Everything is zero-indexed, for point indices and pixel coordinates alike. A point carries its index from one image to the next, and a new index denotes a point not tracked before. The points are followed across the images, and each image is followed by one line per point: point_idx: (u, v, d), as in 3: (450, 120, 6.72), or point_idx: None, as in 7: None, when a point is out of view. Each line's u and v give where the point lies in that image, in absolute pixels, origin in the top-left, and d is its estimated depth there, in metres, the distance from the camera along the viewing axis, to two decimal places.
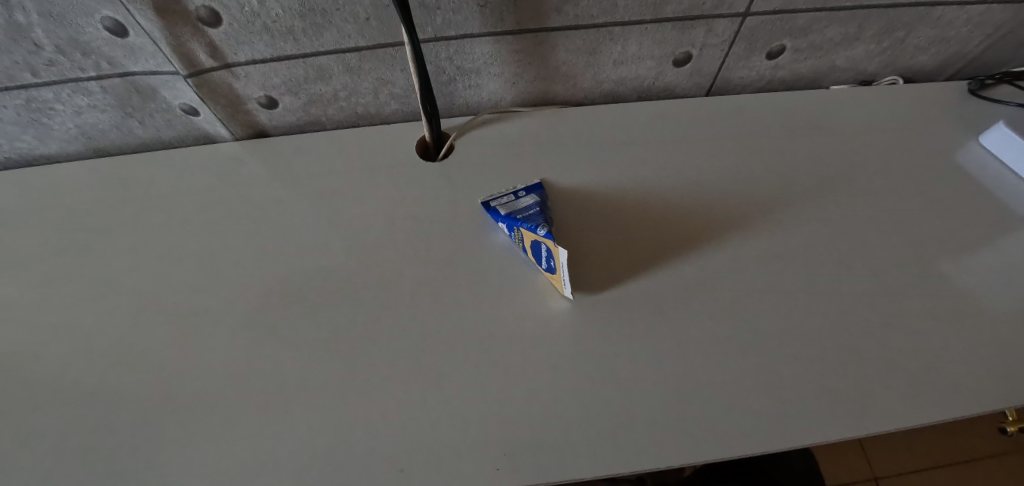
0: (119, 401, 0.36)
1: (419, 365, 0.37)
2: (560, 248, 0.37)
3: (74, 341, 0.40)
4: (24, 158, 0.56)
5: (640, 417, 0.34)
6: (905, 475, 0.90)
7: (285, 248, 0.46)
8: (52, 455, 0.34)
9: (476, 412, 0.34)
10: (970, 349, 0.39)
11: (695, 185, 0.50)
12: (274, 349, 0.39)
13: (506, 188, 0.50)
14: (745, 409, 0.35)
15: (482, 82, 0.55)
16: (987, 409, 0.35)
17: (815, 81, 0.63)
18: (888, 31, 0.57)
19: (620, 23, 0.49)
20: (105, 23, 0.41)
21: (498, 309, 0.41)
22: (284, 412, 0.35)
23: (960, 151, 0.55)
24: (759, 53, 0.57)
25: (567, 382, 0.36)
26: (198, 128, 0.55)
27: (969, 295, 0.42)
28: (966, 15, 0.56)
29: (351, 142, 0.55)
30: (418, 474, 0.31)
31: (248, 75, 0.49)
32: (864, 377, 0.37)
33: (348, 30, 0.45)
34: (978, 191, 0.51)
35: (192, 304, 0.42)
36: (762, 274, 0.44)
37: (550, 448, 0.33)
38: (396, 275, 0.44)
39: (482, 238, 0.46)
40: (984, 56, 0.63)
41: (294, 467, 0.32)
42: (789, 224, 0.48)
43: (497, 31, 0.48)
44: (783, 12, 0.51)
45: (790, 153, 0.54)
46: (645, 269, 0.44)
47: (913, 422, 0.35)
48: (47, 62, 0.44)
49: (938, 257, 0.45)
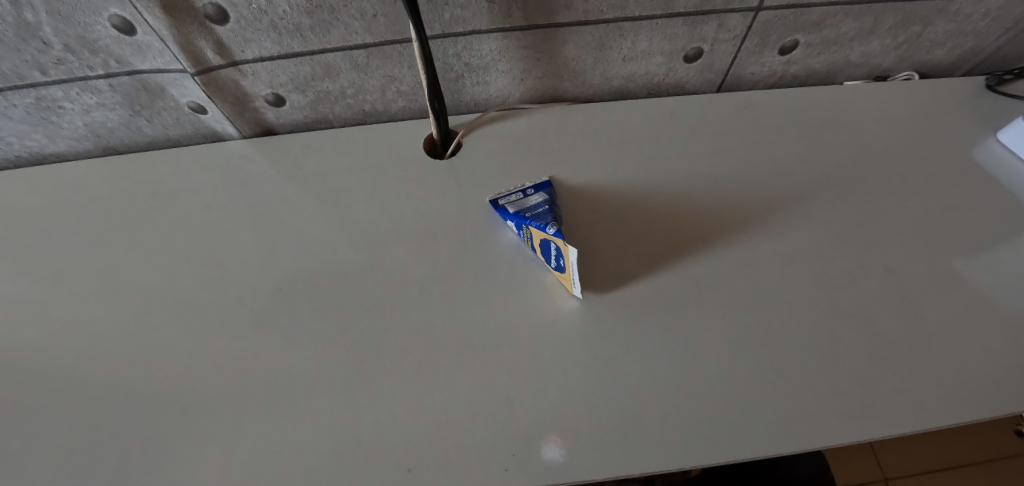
0: (129, 399, 0.37)
1: (426, 364, 0.37)
2: (571, 247, 0.37)
3: (82, 340, 0.41)
4: (34, 157, 0.56)
5: (650, 419, 0.34)
6: (916, 476, 0.89)
7: (293, 245, 0.46)
8: (62, 454, 0.34)
9: (483, 413, 0.34)
10: (988, 352, 0.38)
11: (706, 182, 0.50)
12: (281, 349, 0.39)
13: (515, 185, 0.49)
14: (757, 411, 0.34)
15: (491, 78, 0.54)
16: (1006, 410, 0.35)
17: (829, 76, 0.62)
18: (905, 25, 0.55)
19: (630, 18, 0.48)
20: (113, 21, 0.41)
21: (507, 308, 0.41)
22: (290, 413, 0.35)
23: (976, 148, 0.54)
24: (772, 49, 0.56)
25: (576, 383, 0.35)
26: (206, 126, 0.55)
27: (988, 295, 0.41)
28: (985, 8, 0.55)
29: (358, 139, 0.54)
30: (427, 476, 0.31)
31: (256, 72, 0.49)
32: (877, 380, 0.36)
33: (355, 27, 0.45)
34: (995, 189, 0.50)
35: (200, 302, 0.43)
36: (776, 274, 0.43)
37: (559, 451, 0.32)
38: (403, 274, 0.43)
39: (490, 237, 0.46)
40: (1002, 51, 0.62)
41: (301, 467, 0.32)
42: (803, 223, 0.47)
43: (504, 28, 0.48)
44: (795, 6, 0.50)
45: (803, 150, 0.53)
46: (656, 268, 0.43)
47: (929, 424, 0.34)
48: (56, 61, 0.44)
49: (957, 257, 0.44)
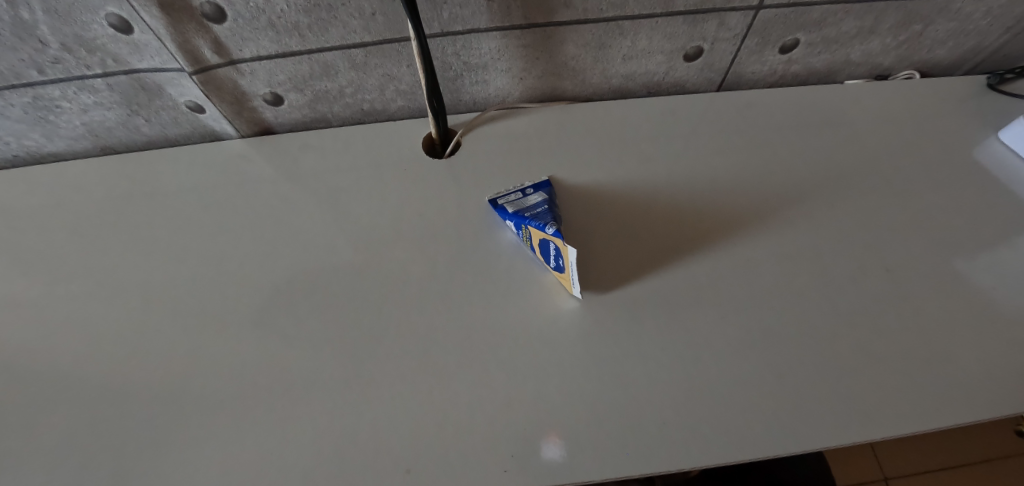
0: (127, 400, 0.36)
1: (425, 364, 0.37)
2: (570, 247, 0.37)
3: (80, 340, 0.40)
4: (31, 156, 0.56)
5: (649, 420, 0.33)
6: (916, 476, 0.89)
7: (291, 245, 0.46)
8: (61, 454, 0.34)
9: (482, 414, 0.34)
10: (988, 352, 0.38)
11: (705, 182, 0.49)
12: (279, 350, 0.39)
13: (514, 185, 0.49)
14: (756, 412, 0.34)
15: (490, 77, 0.54)
16: (1006, 411, 0.34)
17: (830, 75, 0.62)
18: (906, 24, 0.55)
19: (630, 16, 0.48)
20: (110, 20, 0.41)
21: (506, 309, 0.40)
22: (289, 413, 0.35)
23: (977, 147, 0.54)
24: (773, 47, 0.55)
25: (575, 383, 0.35)
26: (204, 126, 0.55)
27: (991, 295, 0.41)
28: (986, 7, 0.54)
29: (357, 138, 0.54)
30: (426, 477, 0.31)
31: (254, 71, 0.48)
32: (877, 379, 0.36)
33: (354, 25, 0.45)
34: (996, 188, 0.50)
35: (198, 302, 0.42)
36: (776, 273, 0.43)
37: (558, 451, 0.32)
38: (401, 274, 0.43)
39: (490, 237, 0.46)
40: (1004, 49, 0.62)
41: (299, 467, 0.32)
42: (803, 223, 0.47)
43: (503, 26, 0.48)
44: (796, 5, 0.50)
45: (803, 150, 0.53)
46: (656, 268, 0.43)
47: (930, 424, 0.34)
48: (53, 59, 0.44)
49: (958, 256, 0.44)
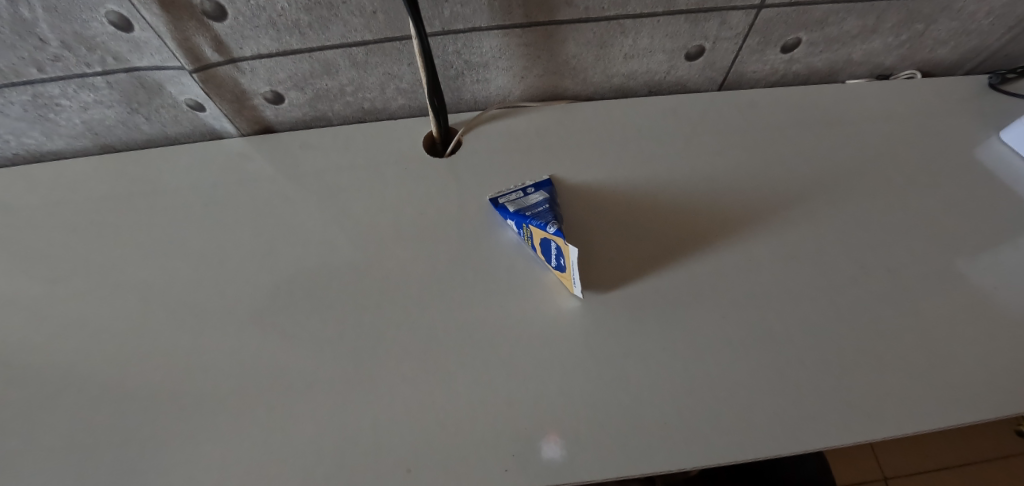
0: (127, 398, 0.36)
1: (426, 364, 0.37)
2: (572, 246, 0.36)
3: (80, 338, 0.40)
4: (31, 154, 0.56)
5: (650, 419, 0.33)
6: (916, 475, 0.89)
7: (291, 244, 0.46)
8: (60, 452, 0.34)
9: (482, 413, 0.34)
10: (990, 353, 0.37)
11: (707, 181, 0.49)
12: (279, 349, 0.38)
13: (515, 184, 0.49)
14: (757, 412, 0.34)
15: (491, 76, 0.54)
16: (1008, 412, 0.34)
17: (831, 75, 0.62)
18: (908, 23, 0.55)
19: (631, 15, 0.48)
20: (110, 18, 0.41)
21: (506, 308, 0.40)
22: (289, 412, 0.35)
23: (978, 147, 0.54)
24: (774, 46, 0.55)
25: (576, 382, 0.35)
26: (204, 124, 0.55)
27: (992, 295, 0.41)
28: (989, 6, 0.54)
29: (358, 137, 0.54)
30: (427, 476, 0.31)
31: (254, 69, 0.48)
32: (878, 379, 0.36)
33: (355, 24, 0.45)
34: (998, 188, 0.50)
35: (198, 301, 0.42)
36: (777, 273, 0.42)
37: (559, 451, 0.32)
38: (402, 273, 0.43)
39: (490, 236, 0.46)
40: (1005, 49, 0.61)
41: (299, 467, 0.32)
42: (805, 223, 0.46)
43: (504, 25, 0.47)
44: (798, 4, 0.50)
45: (804, 149, 0.53)
46: (657, 267, 0.43)
47: (931, 425, 0.33)
48: (52, 57, 0.44)
49: (960, 257, 0.44)
